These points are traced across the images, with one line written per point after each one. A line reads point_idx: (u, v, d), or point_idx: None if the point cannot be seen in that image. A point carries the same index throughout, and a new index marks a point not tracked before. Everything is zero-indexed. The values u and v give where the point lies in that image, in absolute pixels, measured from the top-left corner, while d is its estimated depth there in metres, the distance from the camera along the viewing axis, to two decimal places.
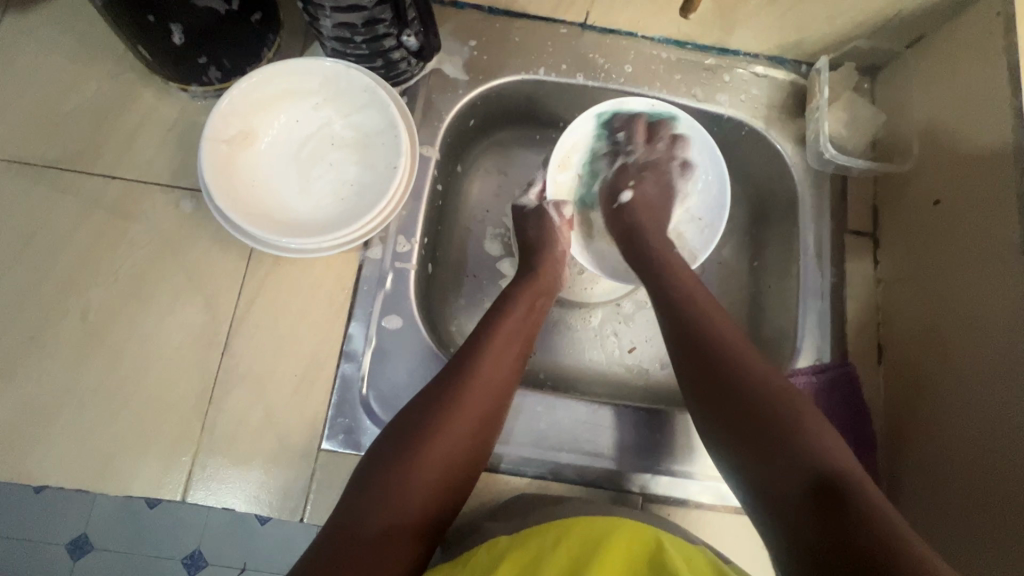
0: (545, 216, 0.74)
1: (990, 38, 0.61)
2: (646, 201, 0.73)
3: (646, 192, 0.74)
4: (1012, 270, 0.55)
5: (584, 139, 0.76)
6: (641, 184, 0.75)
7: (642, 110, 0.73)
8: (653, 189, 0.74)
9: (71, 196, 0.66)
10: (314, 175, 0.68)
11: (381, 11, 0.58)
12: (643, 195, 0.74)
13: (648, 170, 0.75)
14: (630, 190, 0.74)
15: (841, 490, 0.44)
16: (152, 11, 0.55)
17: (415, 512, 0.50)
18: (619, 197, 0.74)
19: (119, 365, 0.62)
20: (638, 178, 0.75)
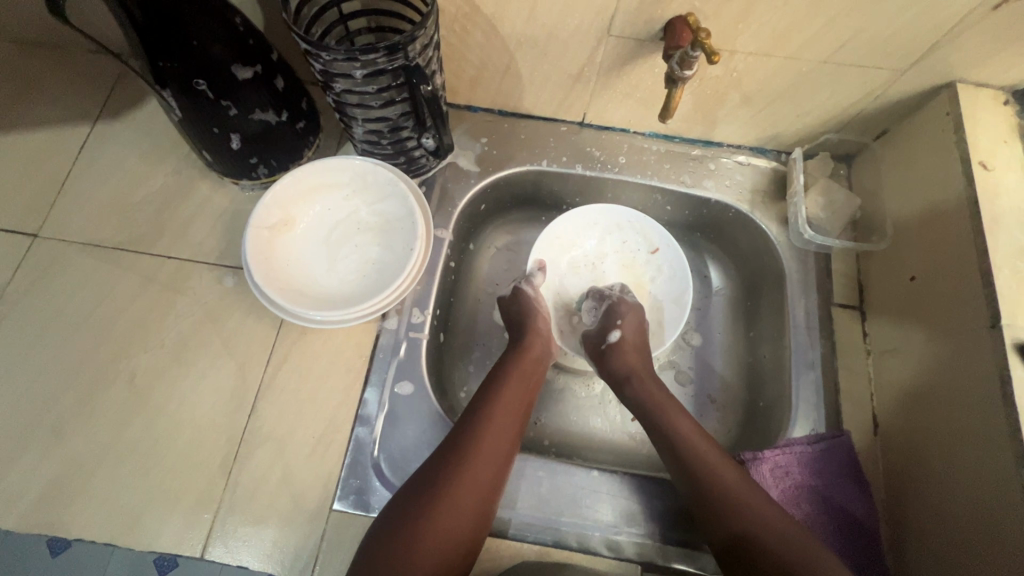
0: (521, 291, 0.79)
1: (944, 134, 0.69)
2: (635, 339, 0.75)
3: (631, 331, 0.76)
4: (985, 342, 0.59)
5: (572, 233, 0.86)
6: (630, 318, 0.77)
7: (617, 219, 0.86)
8: (637, 328, 0.77)
9: (131, 272, 0.76)
10: (341, 255, 0.77)
11: (404, 120, 0.69)
12: (630, 338, 0.75)
13: (624, 311, 0.78)
14: (618, 329, 0.76)
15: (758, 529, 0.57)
16: (216, 124, 0.67)
17: None
18: (609, 338, 0.75)
19: (158, 425, 0.69)
20: (624, 318, 0.77)
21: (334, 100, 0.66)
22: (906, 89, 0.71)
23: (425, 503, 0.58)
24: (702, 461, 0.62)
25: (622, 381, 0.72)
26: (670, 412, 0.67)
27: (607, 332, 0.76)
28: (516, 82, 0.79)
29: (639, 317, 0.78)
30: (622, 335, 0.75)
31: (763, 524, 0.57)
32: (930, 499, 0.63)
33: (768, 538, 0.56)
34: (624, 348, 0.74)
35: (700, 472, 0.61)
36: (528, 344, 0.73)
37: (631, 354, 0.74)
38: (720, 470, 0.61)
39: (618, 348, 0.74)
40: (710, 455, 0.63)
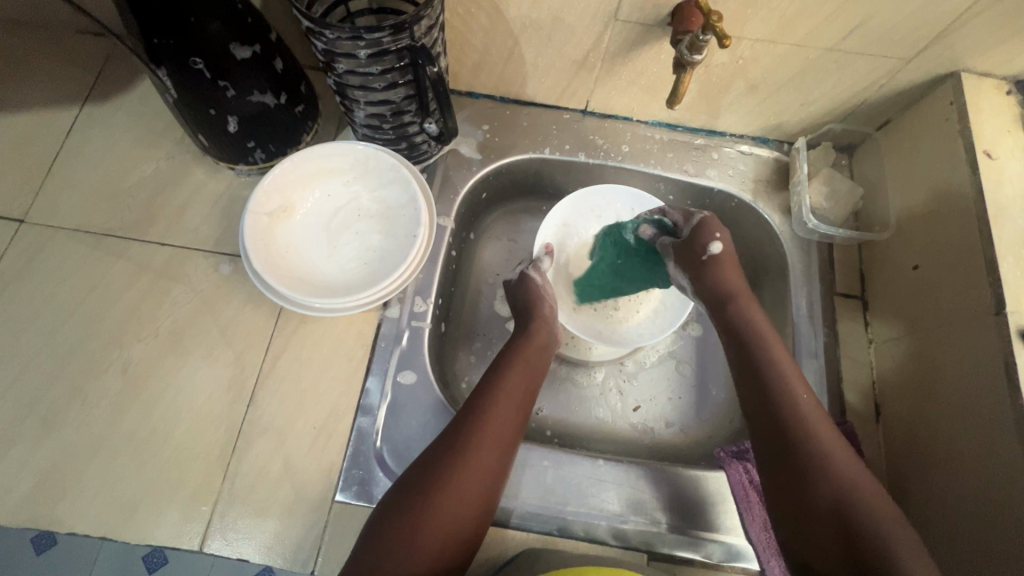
0: (527, 278, 0.77)
1: (948, 123, 0.69)
2: (730, 259, 0.71)
3: (728, 246, 0.71)
4: (988, 330, 0.59)
5: (574, 222, 0.85)
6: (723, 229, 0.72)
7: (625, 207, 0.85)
8: (730, 242, 0.72)
9: (124, 260, 0.73)
10: (341, 243, 0.75)
11: (407, 103, 0.67)
12: (727, 254, 0.71)
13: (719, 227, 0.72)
14: (717, 241, 0.70)
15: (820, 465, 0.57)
16: (213, 106, 0.65)
17: (430, 565, 0.54)
18: (711, 249, 0.70)
19: (154, 415, 0.67)
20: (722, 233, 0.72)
21: (335, 82, 0.64)
22: (910, 78, 0.71)
23: (431, 486, 0.57)
24: (792, 398, 0.61)
25: (721, 304, 0.69)
26: (769, 351, 0.65)
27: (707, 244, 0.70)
28: (520, 68, 0.77)
29: (732, 236, 0.73)
30: (722, 247, 0.70)
31: (834, 468, 0.57)
32: (932, 485, 0.63)
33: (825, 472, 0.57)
34: (726, 267, 0.71)
35: (788, 409, 0.60)
36: (533, 330, 0.72)
37: (730, 268, 0.71)
38: (809, 413, 0.60)
39: (716, 261, 0.70)
40: (801, 395, 0.61)
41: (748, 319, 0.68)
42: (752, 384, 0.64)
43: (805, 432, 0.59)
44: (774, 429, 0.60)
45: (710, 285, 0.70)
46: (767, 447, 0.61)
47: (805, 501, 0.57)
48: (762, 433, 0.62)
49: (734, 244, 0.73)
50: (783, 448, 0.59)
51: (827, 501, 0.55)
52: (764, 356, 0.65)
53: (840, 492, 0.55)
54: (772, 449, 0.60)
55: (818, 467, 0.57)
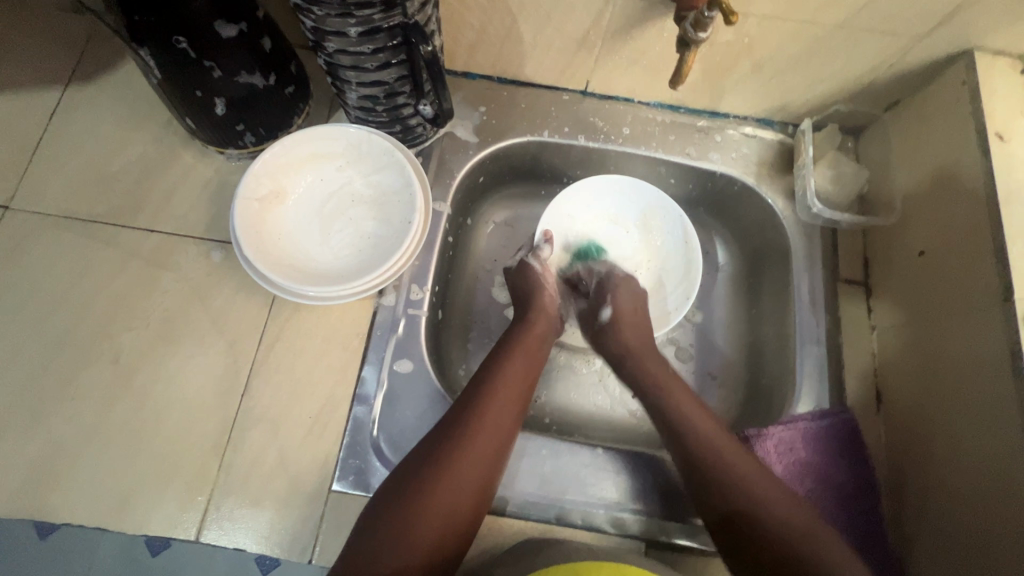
0: (527, 267, 0.77)
1: (959, 104, 0.67)
2: (628, 309, 0.75)
3: (620, 300, 0.76)
4: (995, 318, 0.58)
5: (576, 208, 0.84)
6: (617, 293, 0.77)
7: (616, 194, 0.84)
8: (628, 300, 0.76)
9: (112, 247, 0.72)
10: (335, 229, 0.73)
11: (401, 84, 0.65)
12: (624, 311, 0.75)
13: (617, 287, 0.77)
14: (608, 304, 0.76)
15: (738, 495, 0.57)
16: (199, 87, 0.63)
17: (427, 555, 0.53)
18: (599, 316, 0.76)
19: (146, 405, 0.66)
20: (614, 293, 0.77)
21: (326, 62, 0.62)
22: (921, 57, 0.69)
23: (427, 476, 0.56)
24: (729, 461, 0.60)
25: (621, 361, 0.72)
26: (689, 416, 0.64)
27: (598, 309, 0.76)
28: (518, 47, 0.75)
29: (631, 289, 0.78)
30: (614, 310, 0.75)
31: (759, 502, 0.57)
32: (933, 473, 0.63)
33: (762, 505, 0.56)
34: (620, 322, 0.74)
35: (726, 476, 0.59)
36: (532, 320, 0.71)
37: (624, 326, 0.74)
38: (717, 446, 0.61)
39: (612, 326, 0.74)
40: (717, 440, 0.62)
41: (645, 367, 0.70)
42: (673, 443, 0.63)
43: (746, 495, 0.57)
44: (698, 478, 0.60)
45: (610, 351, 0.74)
46: (717, 517, 0.58)
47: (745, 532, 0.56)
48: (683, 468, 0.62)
49: (635, 298, 0.77)
50: (714, 502, 0.58)
51: (762, 534, 0.55)
52: (660, 403, 0.66)
53: (780, 539, 0.54)
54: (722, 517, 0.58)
55: (754, 517, 0.56)
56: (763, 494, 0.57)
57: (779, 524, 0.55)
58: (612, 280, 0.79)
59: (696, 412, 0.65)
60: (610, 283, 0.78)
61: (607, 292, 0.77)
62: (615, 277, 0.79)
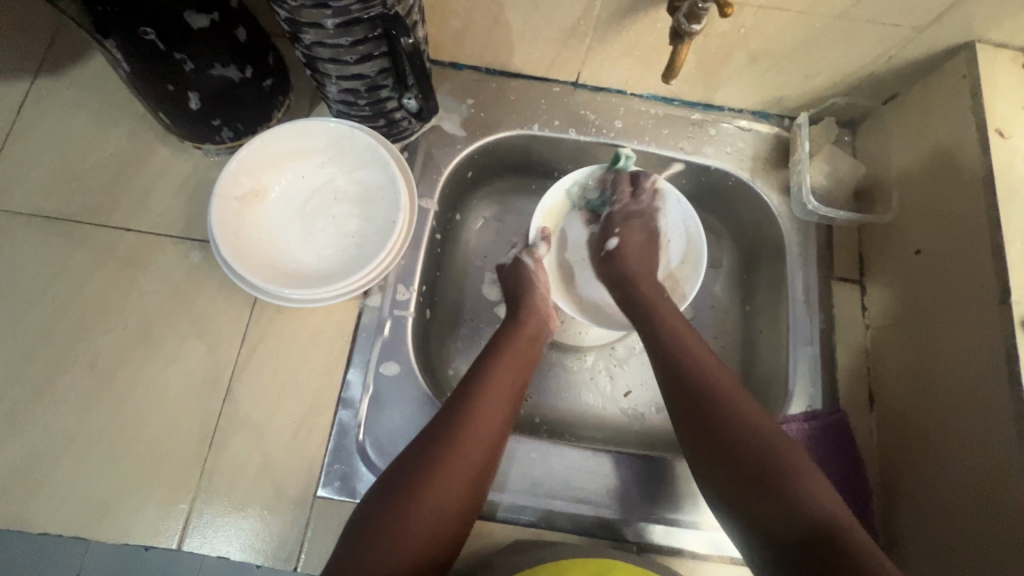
0: (521, 265, 0.75)
1: (959, 98, 0.65)
2: (635, 246, 0.75)
3: (631, 241, 0.75)
4: (991, 319, 0.57)
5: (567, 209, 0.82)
6: (637, 220, 0.76)
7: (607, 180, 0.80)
8: (638, 240, 0.76)
9: (86, 247, 0.69)
10: (318, 228, 0.71)
11: (383, 78, 0.62)
12: (630, 245, 0.75)
13: (631, 217, 0.77)
14: (616, 236, 0.76)
15: (708, 408, 0.55)
16: (171, 80, 0.60)
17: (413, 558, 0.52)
18: (606, 245, 0.77)
19: (125, 410, 0.64)
20: (626, 223, 0.76)
21: (304, 54, 0.59)
22: (921, 49, 0.66)
23: (417, 478, 0.55)
24: (727, 411, 0.55)
25: (620, 282, 0.73)
26: (690, 360, 0.60)
27: (606, 238, 0.77)
28: (506, 37, 0.72)
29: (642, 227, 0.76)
30: (620, 242, 0.76)
31: (742, 420, 0.54)
32: (927, 474, 0.62)
33: (741, 426, 0.53)
34: (626, 253, 0.75)
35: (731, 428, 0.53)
36: (524, 320, 0.70)
37: (631, 258, 0.74)
38: (699, 358, 0.60)
39: (618, 253, 0.75)
40: (702, 358, 0.60)
41: (649, 295, 0.70)
42: (666, 365, 0.61)
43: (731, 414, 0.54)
44: (680, 389, 0.58)
45: (609, 274, 0.75)
46: (703, 460, 0.54)
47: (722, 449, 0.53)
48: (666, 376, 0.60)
49: (645, 234, 0.76)
50: (691, 413, 0.56)
51: (738, 456, 0.52)
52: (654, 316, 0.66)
53: (752, 454, 0.52)
54: (710, 462, 0.54)
55: (731, 435, 0.53)
56: (740, 411, 0.55)
57: (785, 490, 0.49)
58: (632, 210, 0.77)
59: (712, 364, 0.59)
60: (629, 214, 0.77)
61: (621, 222, 0.77)
62: (618, 207, 0.77)
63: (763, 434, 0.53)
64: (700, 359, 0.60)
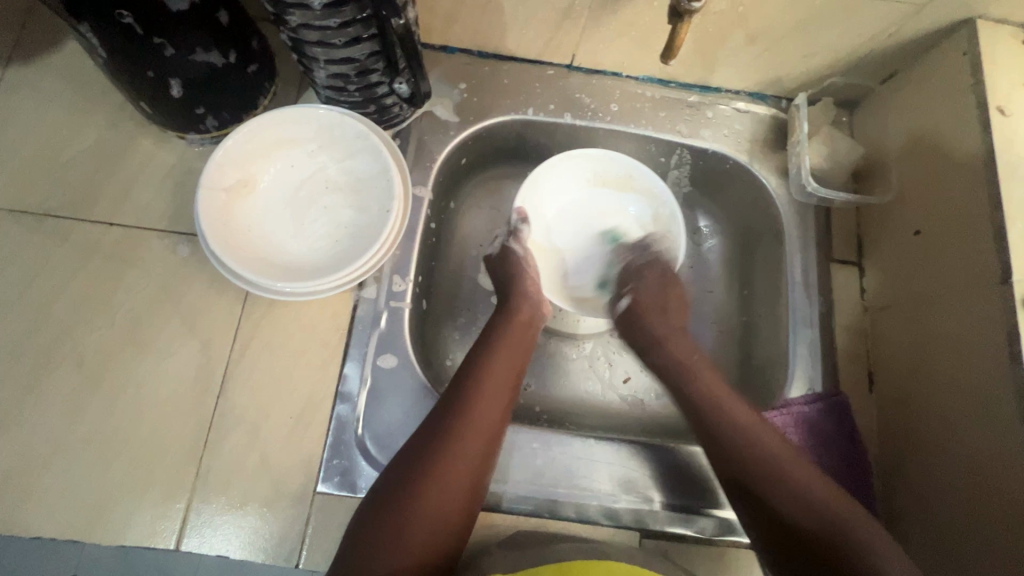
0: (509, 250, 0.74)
1: (959, 76, 0.64)
2: (652, 302, 0.71)
3: (644, 293, 0.72)
4: (993, 299, 0.57)
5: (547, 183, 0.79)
6: (639, 284, 0.74)
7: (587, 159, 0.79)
8: (650, 290, 0.72)
9: (69, 243, 0.67)
10: (309, 219, 0.69)
11: (373, 62, 0.60)
12: (644, 298, 0.72)
13: (635, 281, 0.74)
14: (626, 295, 0.73)
15: (748, 479, 0.55)
16: (151, 66, 0.58)
17: (416, 553, 0.51)
18: (619, 305, 0.73)
19: (116, 410, 0.62)
20: (635, 283, 0.74)
21: (290, 37, 0.56)
22: (922, 26, 0.65)
23: (418, 474, 0.54)
24: (758, 450, 0.56)
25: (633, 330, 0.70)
26: (722, 405, 0.60)
27: (617, 299, 0.74)
28: (499, 18, 0.70)
29: (659, 274, 0.74)
30: (632, 300, 0.72)
31: (758, 444, 0.57)
32: (927, 454, 0.63)
33: (770, 463, 0.55)
34: (643, 311, 0.71)
35: (745, 450, 0.57)
36: (516, 307, 0.69)
37: (652, 315, 0.70)
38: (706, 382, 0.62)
39: (634, 311, 0.71)
40: (709, 386, 0.62)
41: (682, 354, 0.66)
42: (685, 403, 0.62)
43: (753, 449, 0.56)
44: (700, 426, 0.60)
45: (635, 338, 0.70)
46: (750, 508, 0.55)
47: (762, 502, 0.54)
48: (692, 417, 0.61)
49: (662, 283, 0.73)
50: (731, 472, 0.57)
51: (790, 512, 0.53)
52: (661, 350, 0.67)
53: (798, 506, 0.53)
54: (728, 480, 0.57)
55: (769, 482, 0.54)
56: (767, 445, 0.57)
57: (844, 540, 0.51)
58: (639, 269, 0.75)
59: (719, 393, 0.61)
60: (632, 275, 0.75)
61: (631, 282, 0.75)
62: (646, 264, 0.76)
63: (807, 485, 0.54)
64: (724, 398, 0.61)
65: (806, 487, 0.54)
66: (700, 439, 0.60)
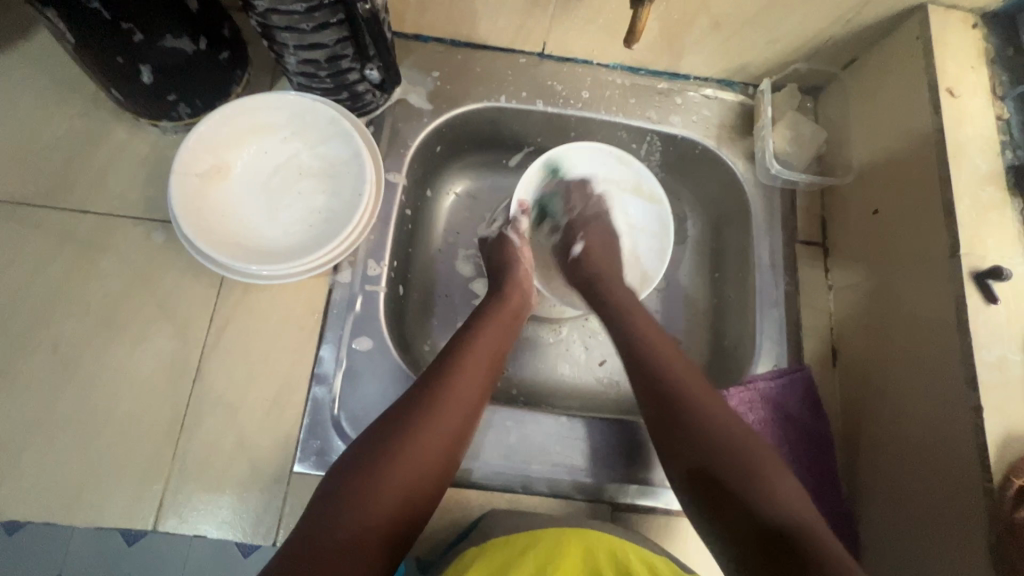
0: (506, 241, 0.76)
1: (913, 59, 0.67)
2: (599, 242, 0.77)
3: (594, 238, 0.77)
4: (944, 272, 0.59)
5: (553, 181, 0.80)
6: (587, 229, 0.78)
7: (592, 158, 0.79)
8: (600, 239, 0.77)
9: (42, 231, 0.67)
10: (284, 205, 0.70)
11: (343, 47, 0.61)
12: (595, 247, 0.76)
13: (588, 224, 0.78)
14: (580, 241, 0.77)
15: (671, 405, 0.56)
16: (121, 53, 0.58)
17: (377, 530, 0.50)
18: (571, 250, 0.77)
19: (92, 394, 0.63)
20: (587, 230, 0.78)
21: (259, 23, 0.57)
22: (878, 12, 0.68)
23: (395, 442, 0.54)
24: (690, 404, 0.55)
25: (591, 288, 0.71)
26: (660, 353, 0.60)
27: (571, 244, 0.77)
28: (469, 7, 0.71)
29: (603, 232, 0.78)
30: (585, 246, 0.76)
31: (705, 413, 0.54)
32: (885, 425, 0.65)
33: (708, 424, 0.54)
34: (588, 258, 0.75)
35: (701, 437, 0.53)
36: (507, 295, 0.70)
37: (597, 261, 0.74)
38: (663, 348, 0.61)
39: (585, 256, 0.75)
40: (676, 366, 0.59)
41: (614, 287, 0.70)
42: (630, 358, 0.61)
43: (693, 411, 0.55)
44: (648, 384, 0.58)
45: (579, 276, 0.73)
46: (677, 464, 0.54)
47: (688, 448, 0.53)
48: (636, 372, 0.60)
49: (607, 233, 0.78)
50: (659, 408, 0.56)
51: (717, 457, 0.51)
52: (625, 317, 0.65)
53: (725, 452, 0.52)
54: (683, 461, 0.53)
55: (698, 432, 0.53)
56: (704, 403, 0.55)
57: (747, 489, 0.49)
58: (588, 219, 0.79)
59: (676, 361, 0.60)
60: (585, 219, 0.79)
61: (581, 227, 0.78)
62: (587, 215, 0.79)
63: (731, 436, 0.53)
64: (669, 353, 0.61)
65: (766, 474, 0.50)
66: (657, 428, 0.56)
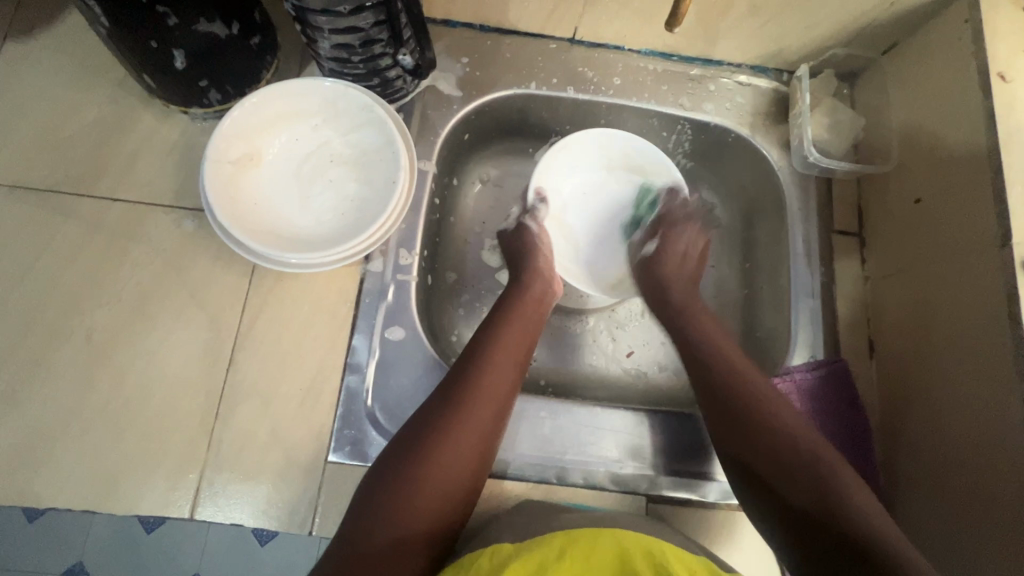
0: (525, 228, 0.74)
1: (960, 44, 0.65)
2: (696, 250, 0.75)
3: (676, 236, 0.75)
4: (993, 262, 0.57)
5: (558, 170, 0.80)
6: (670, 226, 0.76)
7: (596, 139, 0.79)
8: (686, 239, 0.75)
9: (72, 219, 0.66)
10: (314, 193, 0.69)
11: (377, 32, 0.60)
12: (670, 251, 0.74)
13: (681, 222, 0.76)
14: (654, 240, 0.75)
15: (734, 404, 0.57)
16: (154, 38, 0.57)
17: (420, 531, 0.50)
18: (644, 249, 0.76)
19: (127, 383, 0.63)
20: (670, 230, 0.75)
21: (294, 6, 0.56)
22: None
23: (431, 438, 0.53)
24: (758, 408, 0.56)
25: (662, 289, 0.70)
26: (731, 363, 0.60)
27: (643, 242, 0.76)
28: None
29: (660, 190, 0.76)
30: (659, 243, 0.75)
31: (771, 415, 0.55)
32: (924, 418, 0.64)
33: (776, 431, 0.54)
34: (660, 259, 0.73)
35: (768, 434, 0.54)
36: (533, 284, 0.69)
37: (669, 259, 0.73)
38: (727, 356, 0.61)
39: (654, 256, 0.74)
40: (724, 350, 0.62)
41: (685, 294, 0.70)
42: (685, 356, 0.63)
43: (765, 413, 0.55)
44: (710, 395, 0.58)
45: (648, 277, 0.72)
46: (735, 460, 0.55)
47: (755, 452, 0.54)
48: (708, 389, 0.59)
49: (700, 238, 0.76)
50: (722, 408, 0.57)
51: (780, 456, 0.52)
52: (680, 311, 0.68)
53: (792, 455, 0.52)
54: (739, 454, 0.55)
55: (765, 435, 0.54)
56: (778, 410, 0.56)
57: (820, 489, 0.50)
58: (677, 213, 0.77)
59: (739, 363, 0.60)
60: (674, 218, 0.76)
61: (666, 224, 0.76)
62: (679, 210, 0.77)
63: (796, 437, 0.53)
64: (761, 388, 0.58)
65: (832, 469, 0.51)
66: (720, 432, 0.57)
